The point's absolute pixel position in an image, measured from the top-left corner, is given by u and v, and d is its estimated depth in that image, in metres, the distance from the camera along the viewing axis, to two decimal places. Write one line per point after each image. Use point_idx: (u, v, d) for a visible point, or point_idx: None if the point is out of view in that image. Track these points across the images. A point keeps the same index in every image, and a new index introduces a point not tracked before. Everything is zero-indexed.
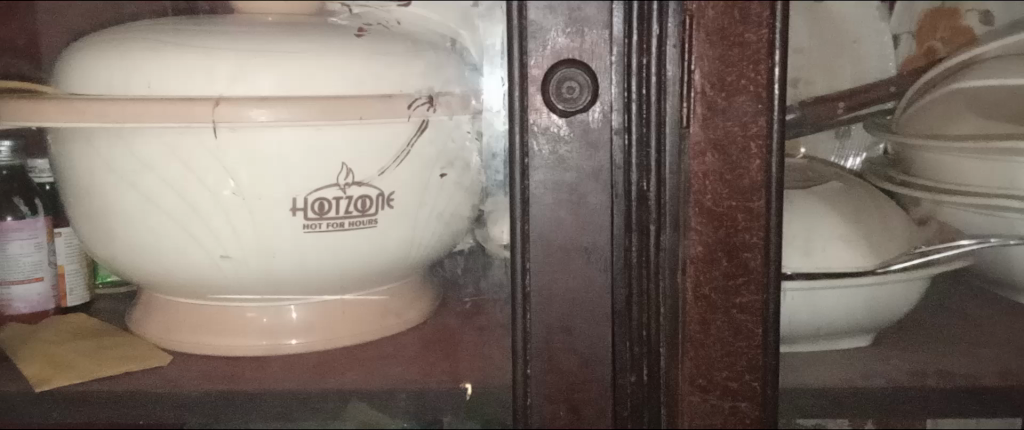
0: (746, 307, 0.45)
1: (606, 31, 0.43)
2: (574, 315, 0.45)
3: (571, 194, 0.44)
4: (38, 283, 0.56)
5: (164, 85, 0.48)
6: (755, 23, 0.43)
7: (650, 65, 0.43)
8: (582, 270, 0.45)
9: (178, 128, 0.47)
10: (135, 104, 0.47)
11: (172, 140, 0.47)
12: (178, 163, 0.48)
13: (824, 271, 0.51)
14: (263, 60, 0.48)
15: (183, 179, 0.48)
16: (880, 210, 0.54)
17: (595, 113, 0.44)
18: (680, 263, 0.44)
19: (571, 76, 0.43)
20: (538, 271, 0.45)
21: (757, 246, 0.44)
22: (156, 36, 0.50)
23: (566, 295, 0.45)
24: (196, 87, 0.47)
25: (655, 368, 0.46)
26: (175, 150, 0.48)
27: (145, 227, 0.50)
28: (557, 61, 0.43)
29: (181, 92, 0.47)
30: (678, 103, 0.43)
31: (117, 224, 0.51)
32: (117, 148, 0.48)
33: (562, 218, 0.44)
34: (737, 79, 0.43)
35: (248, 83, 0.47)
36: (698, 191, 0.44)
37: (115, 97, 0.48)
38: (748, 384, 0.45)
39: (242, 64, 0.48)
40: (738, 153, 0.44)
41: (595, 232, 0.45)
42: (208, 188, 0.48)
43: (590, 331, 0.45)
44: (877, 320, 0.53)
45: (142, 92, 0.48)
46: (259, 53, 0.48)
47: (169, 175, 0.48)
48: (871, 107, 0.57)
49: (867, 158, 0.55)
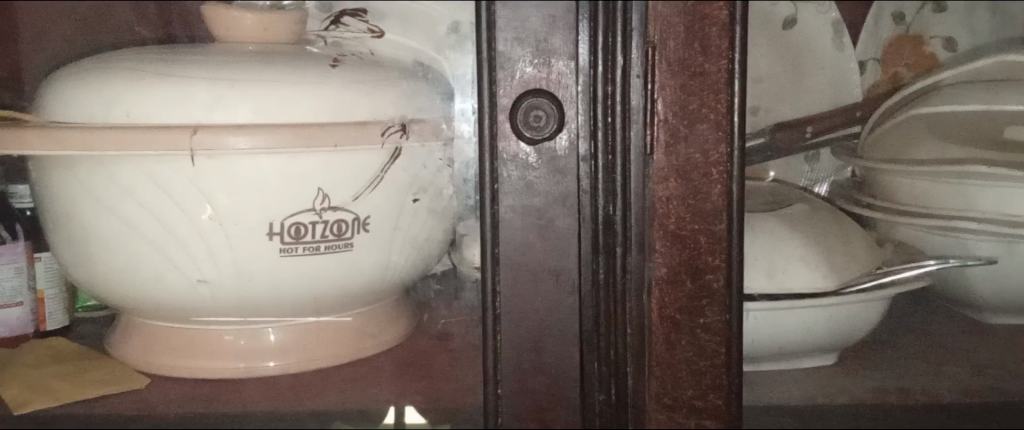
0: (710, 327, 0.47)
1: (572, 63, 0.44)
2: (544, 337, 0.46)
3: (539, 219, 0.46)
4: (17, 308, 0.57)
5: (143, 113, 0.49)
6: (715, 55, 0.45)
7: (615, 93, 0.45)
8: (551, 293, 0.46)
9: (157, 156, 0.48)
10: (115, 132, 0.48)
11: (151, 167, 0.49)
12: (156, 188, 0.49)
13: (786, 292, 0.52)
14: (240, 89, 0.49)
15: (161, 204, 0.49)
16: (842, 232, 0.55)
17: (561, 140, 0.45)
18: (646, 284, 0.46)
19: (538, 105, 0.45)
20: (508, 294, 0.46)
21: (720, 267, 0.46)
22: (137, 65, 0.51)
23: (536, 319, 0.46)
24: (173, 116, 0.48)
25: (624, 387, 0.47)
26: (155, 177, 0.49)
27: (123, 252, 0.51)
28: (524, 91, 0.45)
29: (160, 119, 0.48)
30: (642, 131, 0.45)
31: (95, 249, 0.52)
32: (98, 175, 0.50)
33: (532, 242, 0.46)
34: (698, 107, 0.45)
35: (226, 110, 0.49)
36: (662, 215, 0.46)
37: (95, 126, 0.49)
38: (712, 403, 0.47)
39: (222, 93, 0.49)
40: (701, 179, 0.45)
41: (563, 256, 0.46)
42: (185, 214, 0.49)
43: (559, 351, 0.46)
44: (841, 341, 0.54)
45: (122, 120, 0.48)
46: (238, 81, 0.50)
47: (148, 201, 0.49)
48: (833, 135, 0.57)
49: (835, 181, 0.56)
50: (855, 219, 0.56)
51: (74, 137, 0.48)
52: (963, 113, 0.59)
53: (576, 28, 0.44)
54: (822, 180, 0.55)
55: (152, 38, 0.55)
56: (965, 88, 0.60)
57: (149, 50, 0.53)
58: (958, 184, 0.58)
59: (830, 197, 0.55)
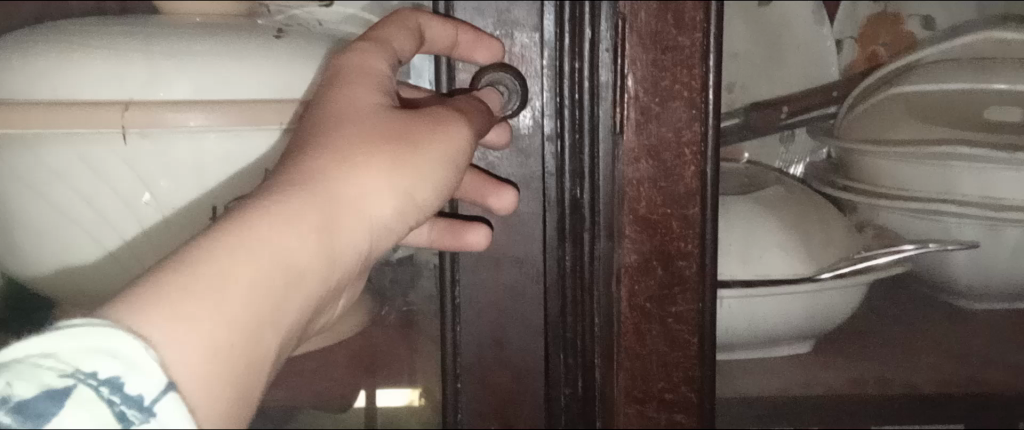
0: (682, 317, 0.44)
1: (535, 35, 0.43)
2: (508, 327, 0.45)
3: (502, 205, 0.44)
4: None
5: (71, 89, 0.42)
6: (689, 27, 0.41)
7: (583, 69, 0.42)
8: (513, 280, 0.45)
9: (86, 134, 0.42)
10: (42, 109, 0.41)
11: (85, 150, 0.42)
12: (85, 167, 0.43)
13: (763, 278, 0.50)
14: (177, 61, 0.42)
15: (94, 185, 0.43)
16: (820, 217, 0.52)
17: (525, 122, 0.44)
18: (615, 271, 0.44)
19: (500, 78, 0.42)
20: (468, 283, 0.45)
21: (693, 254, 0.44)
22: (68, 36, 0.44)
23: (497, 307, 0.45)
24: (106, 92, 0.42)
25: (591, 380, 0.46)
26: (88, 157, 0.43)
27: (52, 238, 0.45)
28: (489, 64, 0.42)
29: (90, 96, 0.42)
30: (611, 109, 0.42)
31: (21, 235, 0.45)
32: (22, 157, 0.43)
33: (495, 226, 0.45)
34: (671, 84, 0.42)
35: (164, 86, 0.42)
36: (632, 198, 0.43)
37: (17, 104, 0.42)
38: (684, 396, 0.46)
39: (155, 64, 0.42)
40: (673, 159, 0.43)
41: (526, 243, 0.45)
42: (121, 195, 0.44)
43: (523, 342, 0.46)
44: (818, 328, 0.52)
45: (49, 96, 0.42)
46: (167, 50, 0.43)
47: (80, 183, 0.43)
48: (812, 113, 0.56)
49: (810, 163, 0.54)
50: (829, 201, 0.53)
51: None
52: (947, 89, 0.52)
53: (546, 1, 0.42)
54: (795, 162, 0.54)
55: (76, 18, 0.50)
56: (948, 63, 0.53)
57: (84, 24, 0.47)
58: (938, 166, 0.51)
59: (804, 178, 0.54)
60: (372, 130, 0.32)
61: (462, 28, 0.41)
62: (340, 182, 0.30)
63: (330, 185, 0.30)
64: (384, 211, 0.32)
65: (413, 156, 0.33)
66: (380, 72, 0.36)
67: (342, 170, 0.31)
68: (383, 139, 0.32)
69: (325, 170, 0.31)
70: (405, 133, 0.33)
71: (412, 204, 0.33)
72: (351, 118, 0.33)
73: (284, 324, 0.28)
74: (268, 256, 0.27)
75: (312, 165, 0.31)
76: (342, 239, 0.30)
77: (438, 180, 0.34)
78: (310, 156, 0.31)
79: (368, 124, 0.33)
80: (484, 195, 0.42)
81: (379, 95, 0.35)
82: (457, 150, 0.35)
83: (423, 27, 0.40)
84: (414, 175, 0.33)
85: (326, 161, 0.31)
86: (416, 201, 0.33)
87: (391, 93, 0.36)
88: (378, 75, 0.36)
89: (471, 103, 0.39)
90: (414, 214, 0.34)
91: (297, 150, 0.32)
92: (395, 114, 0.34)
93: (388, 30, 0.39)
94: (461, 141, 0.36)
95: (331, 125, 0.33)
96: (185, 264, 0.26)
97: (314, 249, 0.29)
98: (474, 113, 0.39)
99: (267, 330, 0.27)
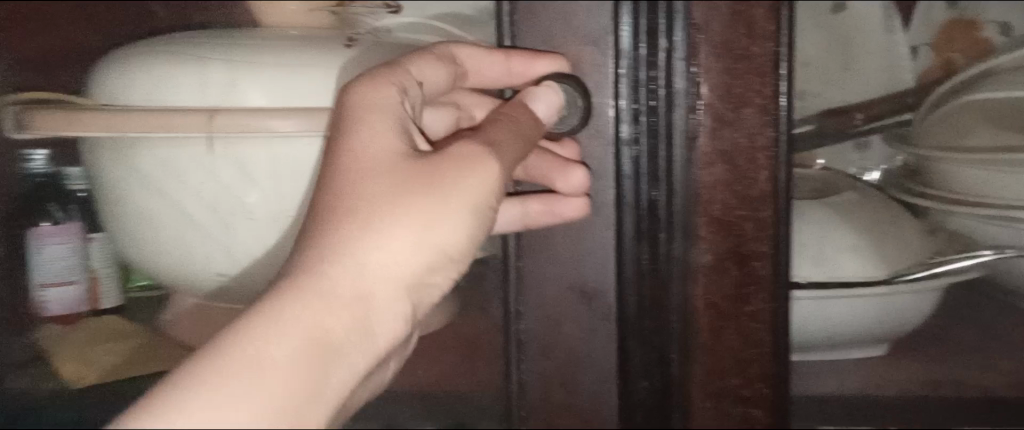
0: (757, 315, 0.46)
1: (598, 47, 0.45)
2: (576, 367, 0.49)
3: (573, 226, 0.47)
4: (72, 286, 0.54)
5: (162, 96, 0.46)
6: (761, 37, 0.43)
7: (659, 78, 0.45)
8: (582, 312, 0.48)
9: (172, 139, 0.46)
10: (139, 115, 0.45)
11: (174, 153, 0.46)
12: (178, 169, 0.47)
13: (836, 281, 0.52)
14: (256, 71, 0.46)
15: (178, 181, 0.47)
16: (893, 220, 0.53)
17: (592, 135, 0.46)
18: (691, 270, 0.46)
19: (554, 92, 0.43)
20: (543, 304, 0.48)
21: (766, 255, 0.46)
22: (179, 47, 0.48)
23: (564, 333, 0.48)
24: (191, 98, 0.46)
25: (668, 374, 0.48)
26: (174, 160, 0.47)
27: (156, 230, 0.50)
28: (549, 73, 0.44)
29: (176, 104, 0.46)
30: (686, 115, 0.45)
31: (132, 223, 0.50)
32: (129, 159, 0.47)
33: (565, 240, 0.48)
34: (744, 91, 0.44)
35: (239, 95, 0.46)
36: (708, 200, 0.45)
37: (129, 109, 0.46)
38: (758, 391, 0.47)
39: (234, 74, 0.46)
40: (747, 164, 0.45)
41: (597, 270, 0.47)
42: (202, 194, 0.47)
43: (592, 365, 0.48)
44: (891, 333, 0.54)
45: (140, 106, 0.46)
46: (246, 61, 0.46)
47: (169, 183, 0.47)
48: (886, 122, 0.57)
49: (886, 170, 0.55)
50: (904, 208, 0.52)
51: (122, 120, 0.45)
52: (1015, 94, 0.47)
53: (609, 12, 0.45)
54: (872, 169, 0.56)
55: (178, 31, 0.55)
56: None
57: (191, 36, 0.51)
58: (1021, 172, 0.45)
59: (880, 185, 0.55)
60: (393, 188, 0.34)
61: (515, 53, 0.45)
62: (358, 248, 0.32)
63: (350, 258, 0.32)
64: (410, 270, 0.33)
65: (431, 205, 0.34)
66: (397, 110, 0.38)
67: (360, 235, 0.33)
68: (401, 192, 0.34)
69: (345, 240, 0.33)
70: (427, 182, 0.34)
71: (442, 257, 0.34)
72: (369, 172, 0.34)
73: (329, 391, 0.31)
74: (282, 335, 0.30)
75: (332, 239, 0.33)
76: (370, 307, 0.32)
77: (466, 225, 0.35)
78: (333, 224, 0.33)
79: (384, 174, 0.34)
80: (553, 178, 0.46)
81: (394, 139, 0.36)
82: (481, 195, 0.35)
83: (457, 55, 0.44)
84: (437, 224, 0.34)
85: (344, 231, 0.33)
86: (446, 249, 0.34)
87: (406, 133, 0.37)
88: (389, 117, 0.37)
89: (505, 125, 0.39)
90: (448, 265, 0.35)
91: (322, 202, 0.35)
92: (410, 161, 0.35)
93: (416, 63, 0.41)
94: (483, 178, 0.35)
95: (350, 184, 0.34)
96: (206, 368, 0.29)
97: (331, 326, 0.31)
98: (507, 139, 0.38)
99: (314, 403, 0.30)
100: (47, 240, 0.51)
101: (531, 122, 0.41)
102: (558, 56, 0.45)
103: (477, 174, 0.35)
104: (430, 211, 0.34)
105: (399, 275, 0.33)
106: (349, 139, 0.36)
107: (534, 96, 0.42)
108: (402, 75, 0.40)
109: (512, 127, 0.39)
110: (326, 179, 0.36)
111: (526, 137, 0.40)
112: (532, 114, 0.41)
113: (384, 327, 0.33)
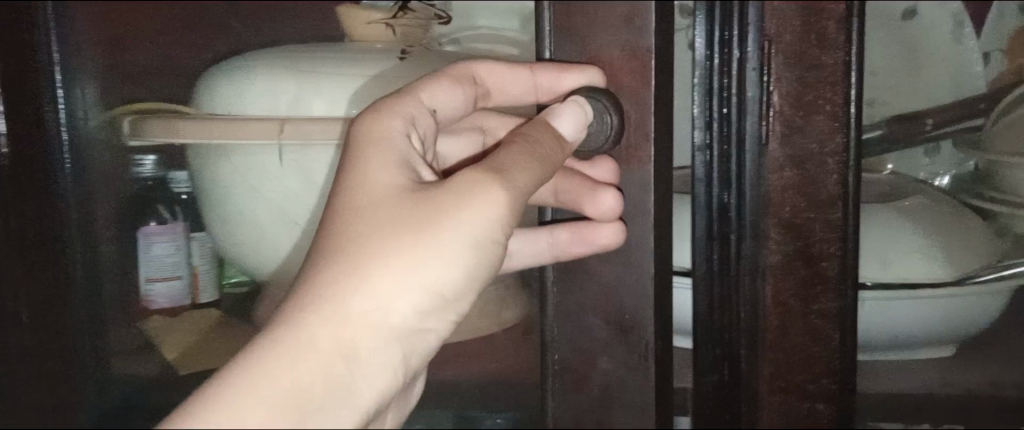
0: (824, 313, 0.49)
1: (635, 56, 0.41)
2: (609, 403, 0.44)
3: (610, 257, 0.44)
4: (177, 281, 0.60)
5: (245, 108, 0.52)
6: (832, 47, 0.46)
7: (731, 86, 0.47)
8: (626, 339, 0.44)
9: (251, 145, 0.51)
10: (226, 123, 0.51)
11: (254, 155, 0.52)
12: (260, 170, 0.52)
13: (902, 282, 0.53)
14: (327, 80, 0.51)
15: (259, 178, 0.53)
16: (962, 225, 0.54)
17: (630, 155, 0.43)
18: (761, 269, 0.48)
19: (580, 104, 0.42)
20: (585, 322, 0.44)
21: (834, 255, 0.48)
22: (271, 62, 0.53)
23: (599, 369, 0.44)
24: (267, 107, 0.52)
25: (736, 370, 0.49)
26: (257, 160, 0.52)
27: (246, 226, 0.55)
28: (579, 86, 0.42)
29: (254, 112, 0.52)
30: (758, 121, 0.47)
31: (229, 220, 0.55)
32: (223, 163, 0.53)
33: (602, 270, 0.44)
34: (815, 99, 0.46)
35: (305, 103, 0.51)
36: (778, 203, 0.48)
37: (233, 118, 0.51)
38: (825, 386, 0.50)
39: (300, 84, 0.51)
40: (816, 168, 0.47)
41: (639, 292, 0.44)
42: (280, 190, 0.53)
43: (631, 392, 0.44)
44: (959, 334, 0.55)
45: (222, 115, 0.52)
46: (313, 73, 0.52)
47: (253, 181, 0.53)
48: (956, 125, 0.57)
49: (956, 176, 0.57)
50: (976, 211, 0.55)
51: (219, 127, 0.50)
52: None
53: (648, 24, 0.41)
54: (942, 173, 0.57)
55: (258, 43, 0.58)
56: None
57: (284, 50, 0.55)
58: None
59: (949, 190, 0.56)
60: (385, 229, 0.36)
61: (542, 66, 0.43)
62: (350, 288, 0.36)
63: (341, 299, 0.36)
64: (404, 315, 0.36)
65: (420, 255, 0.36)
66: (404, 146, 0.40)
67: (353, 276, 0.36)
68: (393, 232, 0.36)
69: (338, 280, 0.36)
70: (418, 223, 0.36)
71: (437, 294, 0.37)
72: (367, 208, 0.37)
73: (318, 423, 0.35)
74: (285, 367, 0.35)
75: (327, 277, 0.36)
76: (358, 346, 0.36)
77: (462, 263, 0.37)
78: (334, 261, 0.37)
79: (382, 211, 0.37)
80: (583, 203, 0.44)
81: (399, 172, 0.38)
82: (475, 244, 0.37)
83: (477, 74, 0.46)
84: (428, 265, 0.36)
85: (339, 269, 0.36)
86: (441, 290, 0.37)
87: (412, 162, 0.40)
88: (397, 148, 0.39)
89: (518, 149, 0.39)
90: (448, 306, 0.37)
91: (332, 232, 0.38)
92: (407, 197, 0.37)
93: (430, 87, 0.43)
94: (477, 228, 0.37)
95: (351, 219, 0.37)
96: (218, 393, 0.35)
97: (317, 365, 0.35)
98: (518, 170, 0.38)
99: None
100: (152, 239, 0.58)
101: (553, 141, 0.41)
102: (585, 67, 0.42)
103: (473, 209, 0.36)
104: (418, 253, 0.36)
105: (389, 315, 0.36)
106: (355, 170, 0.39)
107: (556, 114, 0.42)
108: (417, 102, 0.42)
109: (529, 148, 0.40)
110: (336, 207, 0.39)
111: (543, 159, 0.40)
112: (552, 133, 0.41)
113: (380, 361, 0.37)
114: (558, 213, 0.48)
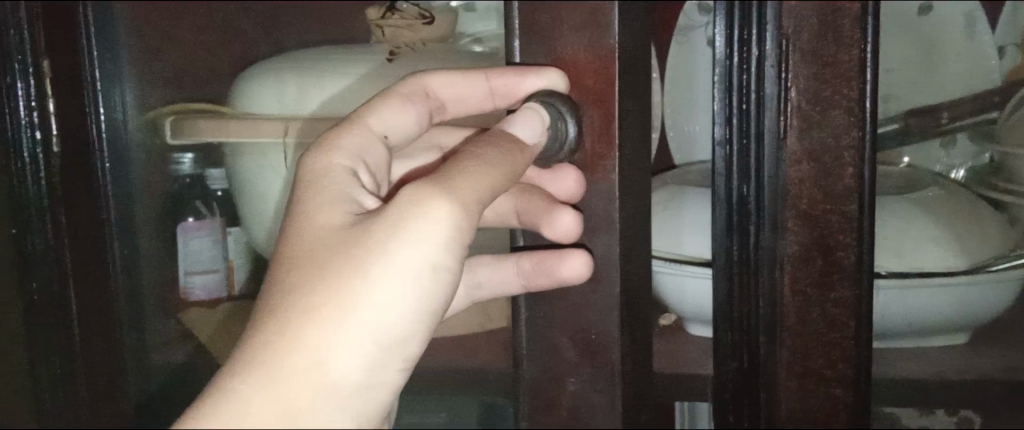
0: (841, 302, 0.50)
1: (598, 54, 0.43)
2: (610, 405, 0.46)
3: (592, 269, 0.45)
4: (214, 274, 0.63)
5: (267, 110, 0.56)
6: (847, 45, 0.47)
7: (750, 83, 0.49)
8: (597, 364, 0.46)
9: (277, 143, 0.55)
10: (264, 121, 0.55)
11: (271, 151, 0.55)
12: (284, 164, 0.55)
13: (918, 271, 0.54)
14: (357, 84, 0.55)
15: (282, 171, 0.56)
16: (977, 217, 0.56)
17: (595, 163, 0.44)
18: (782, 259, 0.50)
19: (537, 110, 0.42)
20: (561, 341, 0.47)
21: (850, 245, 0.49)
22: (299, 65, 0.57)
23: (577, 379, 0.46)
24: (287, 107, 0.55)
25: (756, 356, 0.52)
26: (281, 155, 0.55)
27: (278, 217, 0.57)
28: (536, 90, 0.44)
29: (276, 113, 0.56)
30: (776, 117, 0.48)
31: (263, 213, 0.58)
32: (259, 160, 0.56)
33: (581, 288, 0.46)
34: (832, 94, 0.48)
35: (311, 104, 0.55)
36: (795, 195, 0.49)
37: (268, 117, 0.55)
38: (842, 372, 0.51)
39: (305, 87, 0.55)
40: (832, 161, 0.49)
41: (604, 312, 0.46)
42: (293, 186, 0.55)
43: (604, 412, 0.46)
44: (975, 322, 0.57)
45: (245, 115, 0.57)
46: (325, 73, 0.56)
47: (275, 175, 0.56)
48: (976, 117, 0.58)
49: (971, 168, 0.58)
50: (989, 203, 0.57)
51: (235, 125, 0.55)
52: None
53: (612, 24, 0.43)
54: (958, 166, 0.58)
55: None
56: None
57: (318, 55, 0.59)
58: None
59: (964, 183, 0.58)
60: (318, 275, 0.36)
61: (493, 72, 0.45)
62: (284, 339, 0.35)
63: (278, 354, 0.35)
64: (345, 365, 0.35)
65: (356, 294, 0.35)
66: (345, 184, 0.39)
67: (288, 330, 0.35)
68: (326, 278, 0.36)
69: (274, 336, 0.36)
70: (349, 263, 0.36)
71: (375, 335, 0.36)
72: (305, 253, 0.37)
73: None
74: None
75: (265, 334, 0.36)
76: (296, 400, 0.35)
77: (403, 301, 0.36)
78: (271, 316, 0.36)
79: (318, 256, 0.37)
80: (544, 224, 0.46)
81: (338, 213, 0.38)
82: (416, 277, 0.36)
83: (429, 86, 0.46)
84: (363, 307, 0.35)
85: (274, 325, 0.36)
86: (381, 334, 0.36)
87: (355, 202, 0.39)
88: (339, 191, 0.39)
89: (469, 166, 0.38)
90: (394, 350, 0.36)
91: (273, 285, 0.38)
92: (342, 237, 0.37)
93: (375, 114, 0.43)
94: (415, 258, 0.36)
95: (288, 272, 0.37)
96: None
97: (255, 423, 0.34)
98: (468, 188, 0.37)
99: None
100: (191, 234, 0.62)
101: (512, 147, 0.41)
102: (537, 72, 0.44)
103: (410, 233, 0.36)
104: (350, 298, 0.35)
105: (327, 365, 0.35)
106: (296, 220, 0.39)
107: (513, 121, 0.42)
108: (361, 135, 0.42)
109: (484, 161, 0.39)
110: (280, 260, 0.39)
111: (497, 170, 0.39)
112: (505, 137, 0.41)
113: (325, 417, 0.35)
114: (527, 237, 0.50)
